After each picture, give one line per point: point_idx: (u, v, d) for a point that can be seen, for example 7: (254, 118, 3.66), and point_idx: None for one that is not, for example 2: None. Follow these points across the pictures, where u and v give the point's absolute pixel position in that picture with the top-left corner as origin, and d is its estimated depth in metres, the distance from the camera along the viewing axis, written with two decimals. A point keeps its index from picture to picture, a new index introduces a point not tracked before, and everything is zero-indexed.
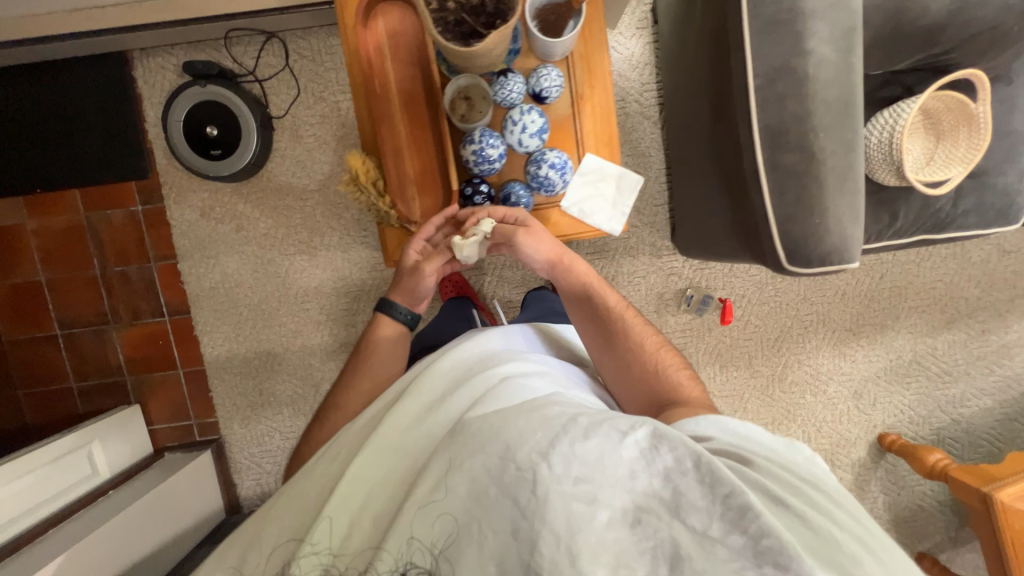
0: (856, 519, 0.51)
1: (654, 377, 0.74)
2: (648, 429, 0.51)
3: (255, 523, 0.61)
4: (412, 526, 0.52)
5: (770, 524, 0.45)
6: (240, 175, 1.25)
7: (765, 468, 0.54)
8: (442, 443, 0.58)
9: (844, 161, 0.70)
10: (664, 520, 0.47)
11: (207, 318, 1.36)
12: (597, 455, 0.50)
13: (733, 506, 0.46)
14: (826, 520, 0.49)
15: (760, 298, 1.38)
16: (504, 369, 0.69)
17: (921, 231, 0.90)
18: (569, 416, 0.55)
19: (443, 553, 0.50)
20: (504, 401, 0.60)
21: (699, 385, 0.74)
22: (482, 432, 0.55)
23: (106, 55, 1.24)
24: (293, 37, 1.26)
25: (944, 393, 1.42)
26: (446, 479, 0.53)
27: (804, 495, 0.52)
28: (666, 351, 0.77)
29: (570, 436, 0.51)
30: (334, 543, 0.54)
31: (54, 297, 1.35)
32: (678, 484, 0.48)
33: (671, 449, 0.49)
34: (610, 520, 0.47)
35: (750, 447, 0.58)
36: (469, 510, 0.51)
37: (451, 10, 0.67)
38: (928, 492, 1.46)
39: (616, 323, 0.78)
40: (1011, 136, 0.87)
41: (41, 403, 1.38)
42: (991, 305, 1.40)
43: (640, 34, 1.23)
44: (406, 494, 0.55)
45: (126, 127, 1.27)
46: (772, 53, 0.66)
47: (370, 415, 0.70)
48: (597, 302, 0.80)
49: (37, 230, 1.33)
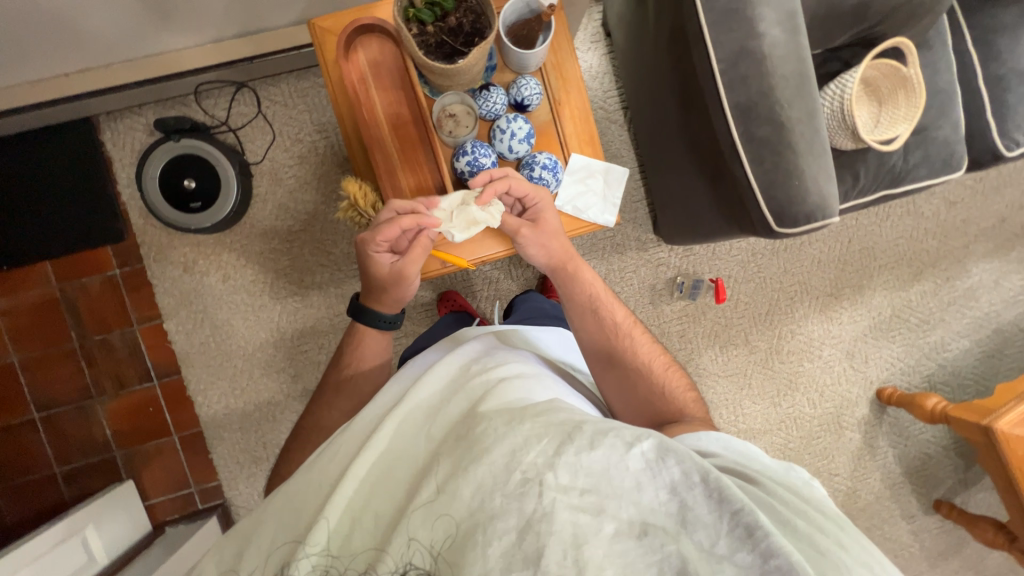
0: (855, 539, 0.54)
1: (660, 396, 0.78)
2: (653, 442, 0.54)
3: (253, 521, 0.58)
4: (412, 528, 0.51)
5: (777, 543, 0.48)
6: (222, 226, 1.24)
7: (769, 488, 0.58)
8: (445, 445, 0.58)
9: (810, 128, 0.77)
10: (671, 535, 0.49)
11: (200, 376, 1.31)
12: (604, 467, 0.52)
13: (741, 523, 0.49)
14: (826, 539, 0.52)
15: (746, 276, 1.45)
16: (502, 370, 0.69)
17: (882, 187, 0.98)
18: (574, 423, 0.56)
19: (442, 555, 0.50)
20: (506, 401, 0.62)
21: (701, 407, 0.78)
22: (486, 435, 0.55)
23: (72, 123, 1.22)
24: (264, 85, 1.28)
25: (926, 341, 1.51)
26: (450, 483, 0.53)
27: (808, 517, 0.55)
28: (673, 373, 0.82)
29: (576, 445, 0.53)
30: (332, 543, 0.53)
31: (29, 378, 1.27)
32: (685, 497, 0.51)
33: (677, 462, 0.52)
34: (617, 532, 0.50)
35: (754, 468, 0.61)
36: (473, 515, 0.50)
37: (430, 32, 0.71)
38: (932, 438, 1.52)
39: (623, 340, 0.82)
40: (938, 94, 0.98)
41: (22, 496, 1.27)
42: (951, 253, 1.51)
43: (595, 48, 1.31)
44: (407, 497, 0.54)
45: (99, 192, 1.24)
46: (730, 40, 0.73)
47: (369, 416, 0.68)
48: (604, 317, 0.83)
49: (6, 310, 1.26)
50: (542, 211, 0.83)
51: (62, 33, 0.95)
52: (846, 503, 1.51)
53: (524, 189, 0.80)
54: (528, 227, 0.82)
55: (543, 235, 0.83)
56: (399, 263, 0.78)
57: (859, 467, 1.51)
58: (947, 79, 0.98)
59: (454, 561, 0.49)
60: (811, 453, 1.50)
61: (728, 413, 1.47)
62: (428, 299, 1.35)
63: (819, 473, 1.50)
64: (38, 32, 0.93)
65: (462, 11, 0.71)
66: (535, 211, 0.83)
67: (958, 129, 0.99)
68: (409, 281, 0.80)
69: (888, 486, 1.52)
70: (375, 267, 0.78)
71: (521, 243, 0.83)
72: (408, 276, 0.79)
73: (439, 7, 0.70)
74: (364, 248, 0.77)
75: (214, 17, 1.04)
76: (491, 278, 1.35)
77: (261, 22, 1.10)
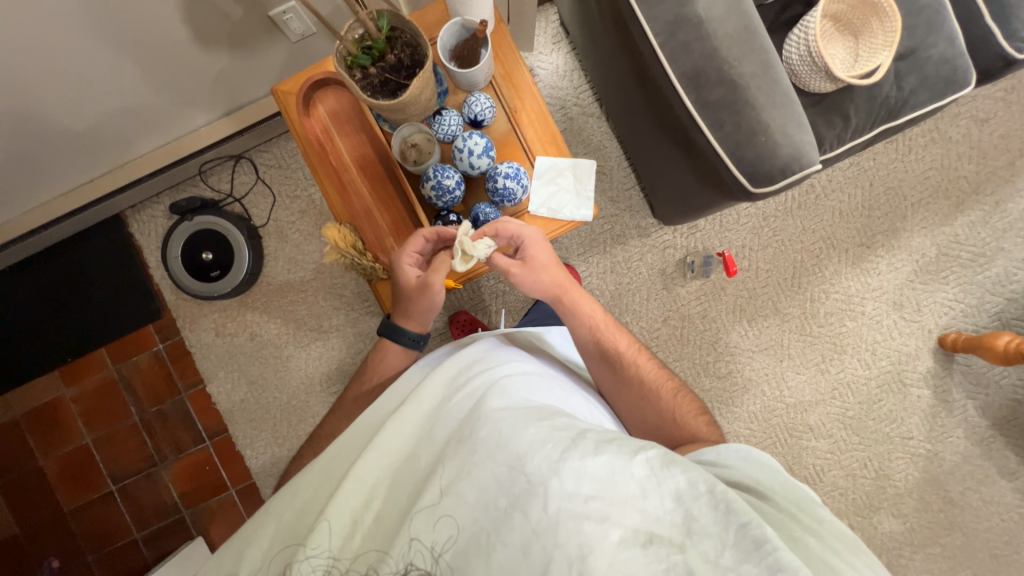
0: (864, 560, 0.56)
1: (670, 421, 0.77)
2: (658, 452, 0.57)
3: (253, 521, 0.64)
4: (415, 530, 0.55)
5: (785, 558, 0.49)
6: (241, 288, 1.34)
7: (780, 504, 0.61)
8: (447, 447, 0.61)
9: (768, 79, 0.75)
10: (676, 545, 0.52)
11: (245, 431, 1.39)
12: (608, 472, 0.55)
13: (748, 535, 0.51)
14: (837, 558, 0.54)
15: (760, 242, 1.37)
16: (506, 368, 0.71)
17: (878, 122, 0.91)
18: (578, 430, 0.60)
19: (443, 554, 0.55)
20: (510, 400, 0.65)
21: (714, 430, 0.78)
22: (490, 438, 0.59)
23: (105, 221, 1.37)
24: (259, 152, 1.38)
25: (986, 275, 1.35)
26: (455, 485, 0.57)
27: (821, 537, 0.57)
28: (681, 397, 0.80)
29: (580, 451, 0.57)
30: (333, 546, 0.58)
31: (103, 455, 1.40)
32: (690, 507, 0.54)
33: (682, 471, 0.56)
34: (623, 539, 0.52)
35: (770, 485, 0.63)
36: (477, 520, 0.55)
37: (373, 73, 0.75)
38: (1017, 382, 1.35)
39: (629, 369, 0.81)
40: (923, 11, 0.90)
41: (112, 563, 1.39)
42: (994, 175, 1.36)
43: (558, 48, 1.31)
44: (410, 501, 0.58)
45: (135, 278, 1.38)
46: (661, 13, 0.73)
47: (370, 419, 0.72)
48: (608, 347, 0.82)
49: (76, 396, 1.40)
50: (531, 247, 0.82)
51: (78, 142, 1.09)
52: (929, 468, 1.36)
53: (512, 230, 0.81)
54: (518, 266, 0.81)
55: (534, 274, 0.81)
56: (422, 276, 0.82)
57: (935, 427, 1.36)
58: None
59: (455, 562, 0.54)
60: (875, 418, 1.37)
61: (771, 389, 1.38)
62: (440, 324, 1.38)
63: (890, 439, 1.37)
64: (58, 144, 1.07)
65: (399, 47, 0.75)
66: (524, 250, 0.82)
67: (955, 43, 0.90)
68: (433, 291, 0.81)
69: (975, 443, 1.36)
70: (405, 282, 0.83)
71: (515, 282, 0.82)
72: (431, 285, 0.80)
73: (374, 48, 0.73)
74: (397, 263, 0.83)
75: (200, 101, 1.15)
76: (498, 291, 1.36)
77: (243, 97, 1.20)
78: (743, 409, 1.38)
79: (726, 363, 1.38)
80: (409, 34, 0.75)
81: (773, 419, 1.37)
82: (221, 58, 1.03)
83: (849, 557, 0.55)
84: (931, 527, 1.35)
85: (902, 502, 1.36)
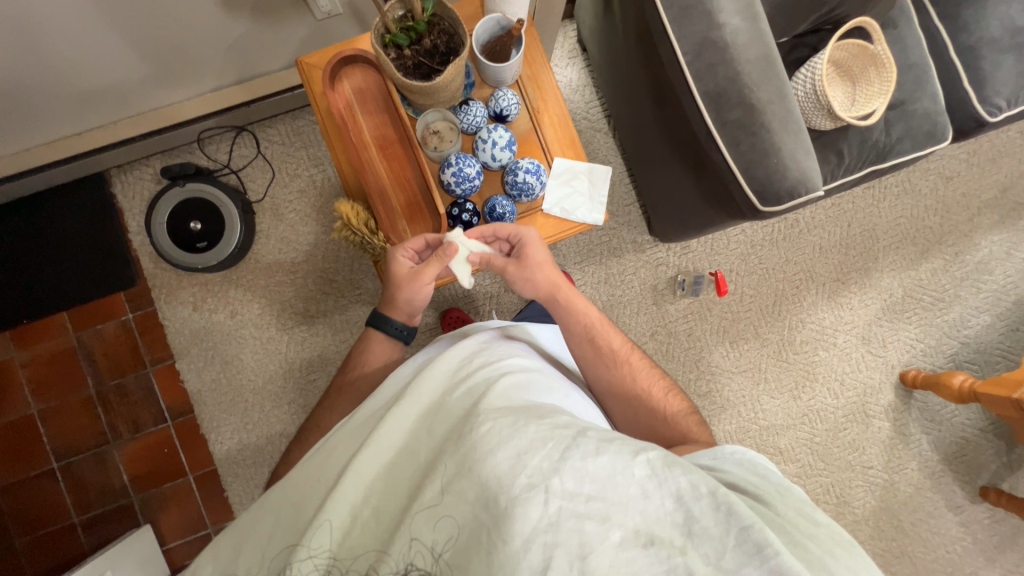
0: (859, 562, 0.53)
1: (661, 422, 0.76)
2: (659, 453, 0.55)
3: (252, 517, 0.61)
4: (415, 528, 0.52)
5: (786, 562, 0.48)
6: (228, 263, 1.29)
7: (777, 508, 0.58)
8: (446, 443, 0.58)
9: (782, 108, 0.81)
10: (677, 547, 0.50)
11: (212, 413, 1.32)
12: (609, 473, 0.53)
13: (748, 538, 0.50)
14: (834, 561, 0.52)
15: (747, 268, 1.44)
16: (506, 365, 0.69)
17: (869, 162, 0.99)
18: (578, 430, 0.57)
19: (443, 556, 0.51)
20: (512, 398, 0.62)
21: (704, 431, 0.77)
22: (490, 434, 0.55)
23: (85, 179, 1.30)
24: (263, 127, 1.35)
25: (944, 319, 1.46)
26: (456, 483, 0.53)
27: (817, 540, 0.54)
28: (672, 397, 0.80)
29: (582, 450, 0.54)
30: (333, 544, 0.54)
31: (48, 427, 1.29)
32: (691, 508, 0.52)
33: (683, 473, 0.54)
34: (623, 540, 0.50)
35: (766, 491, 0.60)
36: (476, 519, 0.51)
37: (407, 55, 0.76)
38: (966, 421, 1.45)
39: (622, 369, 0.80)
40: (911, 68, 1.00)
41: (44, 549, 1.27)
42: (955, 228, 1.48)
43: (574, 62, 1.36)
44: (410, 498, 0.55)
45: (111, 242, 1.30)
46: (691, 32, 0.78)
47: (369, 412, 0.70)
48: (602, 346, 0.81)
49: (26, 362, 1.29)
50: (528, 246, 0.83)
51: (76, 95, 1.04)
52: (885, 498, 1.43)
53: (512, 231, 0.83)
54: (514, 265, 0.82)
55: (529, 273, 0.82)
56: (416, 267, 0.82)
57: (893, 458, 1.44)
58: (917, 54, 1.01)
59: (456, 562, 0.51)
60: (839, 446, 1.44)
61: (747, 410, 1.43)
62: (432, 319, 1.37)
63: (852, 467, 1.43)
64: (53, 94, 1.02)
65: (436, 34, 0.76)
66: (522, 249, 0.83)
67: (937, 101, 1.00)
68: (421, 282, 0.81)
69: (927, 476, 1.44)
70: (394, 273, 0.83)
71: (510, 281, 0.84)
72: (422, 276, 0.81)
73: (413, 30, 0.74)
74: (390, 254, 0.84)
75: (214, 67, 1.12)
76: (492, 291, 1.37)
77: (258, 68, 1.18)
78: (720, 427, 1.42)
79: (707, 381, 1.42)
80: (448, 22, 0.76)
81: (746, 439, 1.42)
82: (244, 25, 1.02)
83: (845, 560, 0.53)
84: (884, 555, 1.42)
85: (859, 529, 1.42)
